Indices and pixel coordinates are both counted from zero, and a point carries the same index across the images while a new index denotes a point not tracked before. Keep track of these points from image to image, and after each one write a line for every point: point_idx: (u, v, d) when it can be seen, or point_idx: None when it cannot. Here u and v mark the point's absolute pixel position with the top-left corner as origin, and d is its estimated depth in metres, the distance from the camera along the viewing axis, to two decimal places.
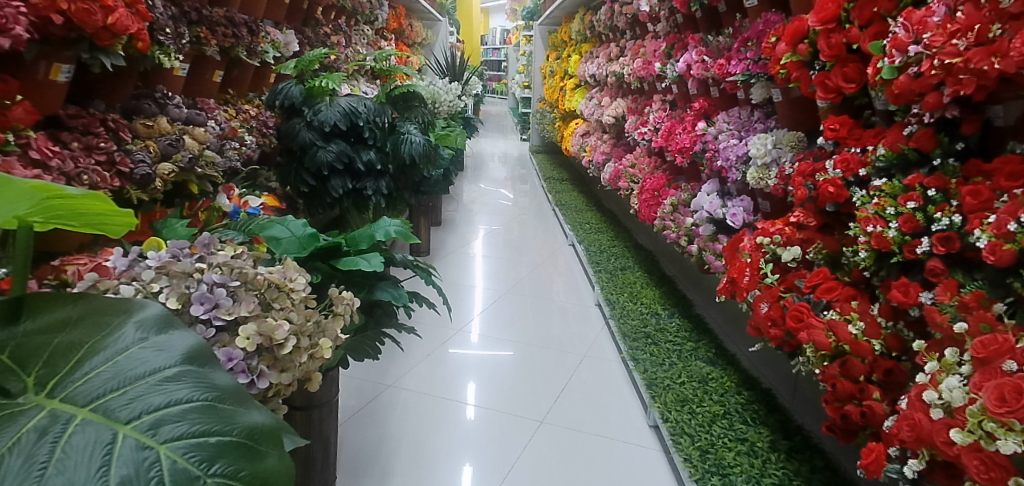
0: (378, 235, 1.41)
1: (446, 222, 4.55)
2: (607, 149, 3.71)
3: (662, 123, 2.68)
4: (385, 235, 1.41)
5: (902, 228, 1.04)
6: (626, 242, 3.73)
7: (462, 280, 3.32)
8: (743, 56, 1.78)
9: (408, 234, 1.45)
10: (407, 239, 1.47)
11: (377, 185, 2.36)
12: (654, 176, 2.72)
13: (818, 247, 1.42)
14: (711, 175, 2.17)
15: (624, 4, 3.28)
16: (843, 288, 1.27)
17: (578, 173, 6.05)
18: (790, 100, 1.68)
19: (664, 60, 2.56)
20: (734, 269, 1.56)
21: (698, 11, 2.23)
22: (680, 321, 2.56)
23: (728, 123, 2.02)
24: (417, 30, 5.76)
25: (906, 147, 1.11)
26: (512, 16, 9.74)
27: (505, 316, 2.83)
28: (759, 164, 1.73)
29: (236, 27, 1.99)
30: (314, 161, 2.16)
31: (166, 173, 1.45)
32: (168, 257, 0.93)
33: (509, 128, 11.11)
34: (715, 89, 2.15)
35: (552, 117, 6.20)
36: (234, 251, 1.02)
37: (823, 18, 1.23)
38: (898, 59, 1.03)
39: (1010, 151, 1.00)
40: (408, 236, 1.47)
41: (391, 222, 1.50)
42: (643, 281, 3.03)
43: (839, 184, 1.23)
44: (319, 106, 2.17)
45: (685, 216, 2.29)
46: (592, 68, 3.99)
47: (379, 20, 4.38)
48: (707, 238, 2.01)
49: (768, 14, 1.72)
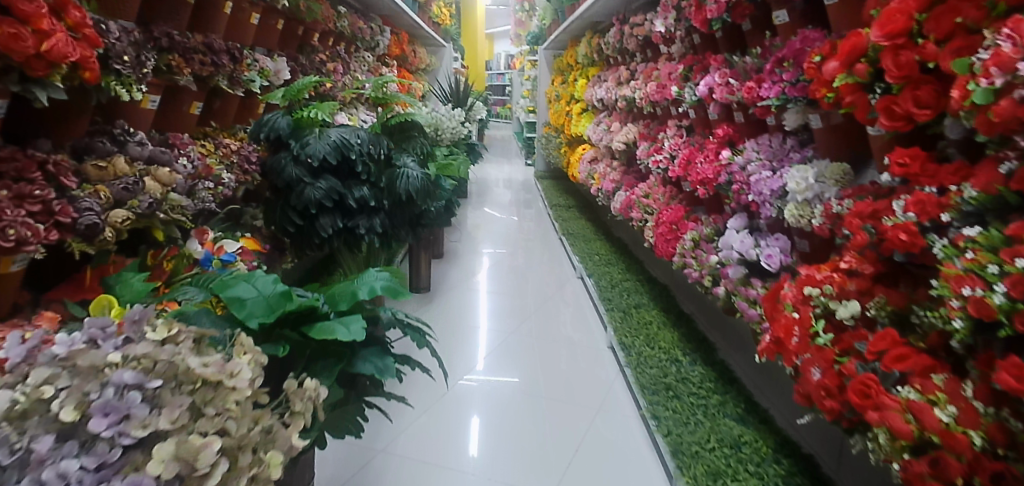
0: (359, 293, 1.21)
1: (449, 252, 4.33)
2: (617, 177, 3.51)
3: (678, 150, 2.48)
4: (368, 293, 1.22)
5: (1011, 293, 0.82)
6: (638, 275, 3.51)
7: (464, 319, 3.11)
8: (777, 77, 1.58)
9: (398, 290, 1.25)
10: (396, 295, 1.27)
11: (371, 223, 2.17)
12: (672, 208, 2.50)
13: (879, 302, 1.20)
14: (737, 209, 1.96)
15: (635, 25, 3.12)
16: (918, 357, 1.05)
17: (585, 199, 5.85)
18: (831, 127, 1.48)
19: (680, 83, 2.37)
20: (777, 328, 1.34)
21: (719, 30, 2.04)
22: (703, 368, 2.32)
23: (757, 152, 1.80)
24: (421, 56, 5.65)
25: (1004, 189, 0.90)
26: (518, 41, 9.67)
27: (511, 360, 2.60)
28: (799, 200, 1.51)
29: (217, 54, 1.81)
30: (301, 199, 1.97)
31: (118, 221, 1.25)
32: (82, 342, 0.80)
33: (513, 153, 10.98)
34: (740, 114, 1.95)
35: (558, 142, 6.03)
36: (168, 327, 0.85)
37: (890, 31, 1.03)
38: (999, 80, 0.83)
39: None
40: (396, 292, 1.26)
41: (381, 274, 1.31)
42: (659, 321, 2.80)
43: (912, 230, 1.02)
44: (307, 139, 1.99)
45: (709, 253, 2.07)
46: (601, 92, 3.82)
47: (381, 47, 4.23)
48: (737, 282, 1.78)
49: (806, 31, 1.52)
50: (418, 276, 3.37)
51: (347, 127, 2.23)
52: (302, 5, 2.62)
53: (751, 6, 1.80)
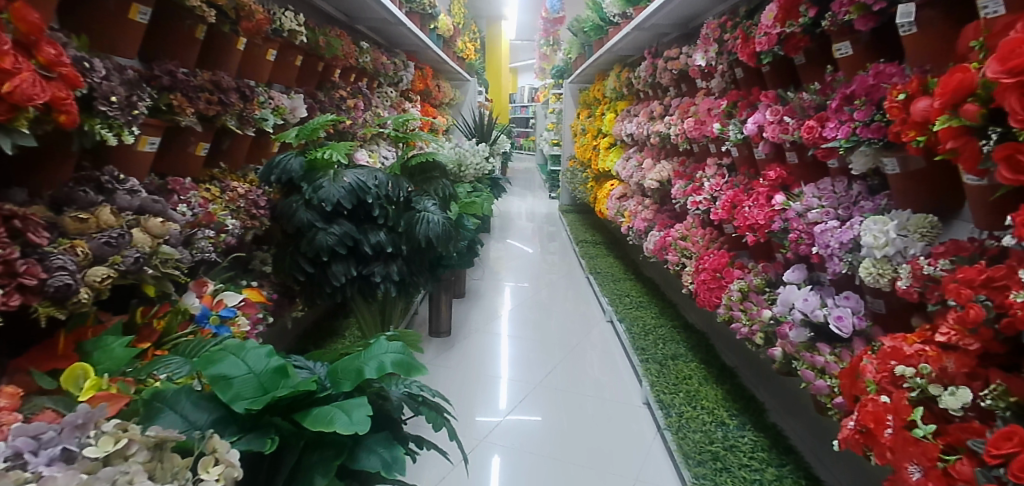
0: (367, 371, 1.07)
1: (469, 290, 4.14)
2: (649, 215, 3.30)
3: (721, 191, 2.27)
4: (377, 371, 1.08)
5: None
6: (673, 321, 3.28)
7: (487, 367, 2.88)
8: (845, 116, 1.38)
9: (412, 365, 1.09)
10: (409, 371, 1.10)
11: (386, 270, 2.00)
12: (714, 253, 2.27)
13: (995, 389, 0.98)
14: (793, 260, 1.74)
15: (669, 59, 2.96)
16: None
17: (612, 237, 5.65)
18: (911, 174, 1.27)
19: (723, 119, 2.18)
20: (864, 413, 1.09)
21: (768, 64, 1.86)
22: (754, 434, 2.07)
23: (818, 198, 1.59)
24: (444, 90, 5.57)
25: None
26: (541, 74, 9.64)
27: (537, 415, 2.37)
28: (876, 256, 1.28)
29: (226, 93, 1.68)
30: (312, 245, 1.81)
31: (97, 279, 1.09)
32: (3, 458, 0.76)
33: (535, 185, 10.85)
34: (794, 154, 1.74)
35: (583, 177, 5.86)
36: (115, 436, 0.82)
37: (1013, 67, 0.83)
38: None
39: None
40: (409, 368, 1.10)
41: (392, 345, 1.15)
42: (700, 374, 2.56)
43: None
44: (320, 182, 1.83)
45: (760, 306, 1.82)
46: (631, 127, 3.65)
47: (404, 82, 4.14)
48: (799, 346, 1.54)
49: (879, 64, 1.33)
50: (438, 319, 3.19)
51: (364, 167, 2.09)
52: (321, 41, 2.52)
53: (806, 37, 1.62)
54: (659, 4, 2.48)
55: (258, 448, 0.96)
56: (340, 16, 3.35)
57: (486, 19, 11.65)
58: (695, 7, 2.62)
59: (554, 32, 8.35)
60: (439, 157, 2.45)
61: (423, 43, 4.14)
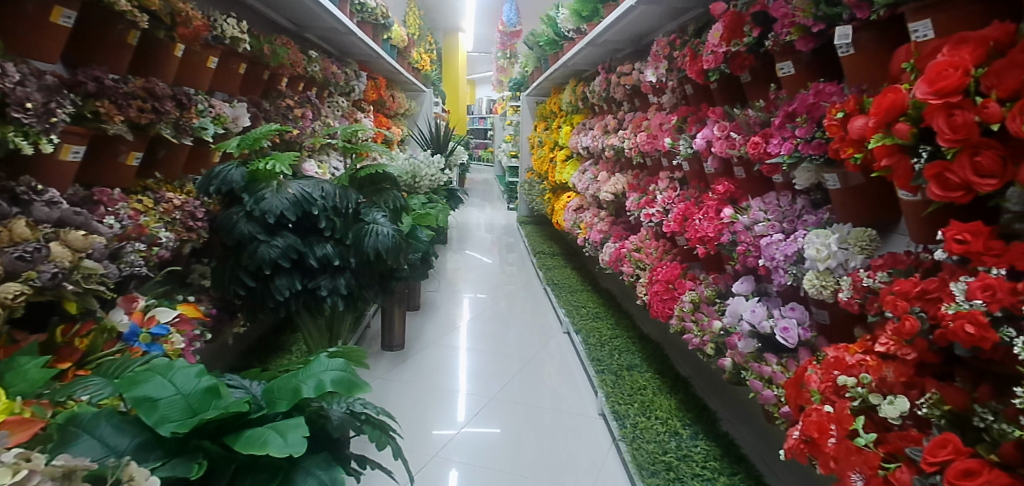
0: (306, 390, 1.03)
1: (425, 303, 4.08)
2: (605, 227, 3.33)
3: (673, 204, 2.30)
4: (315, 389, 1.04)
5: None
6: (628, 332, 3.30)
7: (441, 380, 2.82)
8: (788, 133, 1.41)
9: (354, 383, 1.06)
10: (351, 389, 1.06)
11: (334, 284, 1.94)
12: (667, 264, 2.30)
13: (932, 398, 1.01)
14: (742, 271, 1.77)
15: (622, 74, 3.01)
16: (991, 473, 0.84)
17: (569, 248, 5.68)
18: (850, 189, 1.32)
19: (673, 134, 2.22)
20: (808, 423, 1.10)
21: (715, 81, 1.90)
22: (706, 444, 2.08)
23: (764, 212, 1.63)
24: (399, 101, 5.52)
25: None
26: (499, 86, 9.68)
27: (493, 428, 2.34)
28: (819, 268, 1.32)
29: (160, 100, 1.61)
30: (254, 258, 1.75)
31: (8, 296, 1.01)
32: None
33: (495, 196, 10.85)
34: (741, 169, 1.79)
35: (540, 189, 5.89)
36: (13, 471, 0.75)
37: (941, 88, 0.86)
38: None
39: None
40: (351, 386, 1.06)
41: (334, 362, 1.11)
42: (655, 385, 2.58)
43: (981, 321, 0.85)
44: (262, 193, 1.77)
45: (711, 317, 1.84)
46: (586, 140, 3.69)
47: (356, 92, 4.07)
48: (747, 356, 1.57)
49: (819, 83, 1.37)
50: (391, 332, 3.13)
51: (309, 178, 2.03)
52: (267, 48, 2.45)
53: (750, 56, 1.66)
54: (610, 20, 2.52)
55: (183, 474, 0.90)
56: (288, 24, 3.28)
57: (442, 31, 11.65)
58: (645, 25, 2.67)
59: (511, 45, 8.42)
60: (389, 169, 2.41)
61: (376, 53, 4.09)
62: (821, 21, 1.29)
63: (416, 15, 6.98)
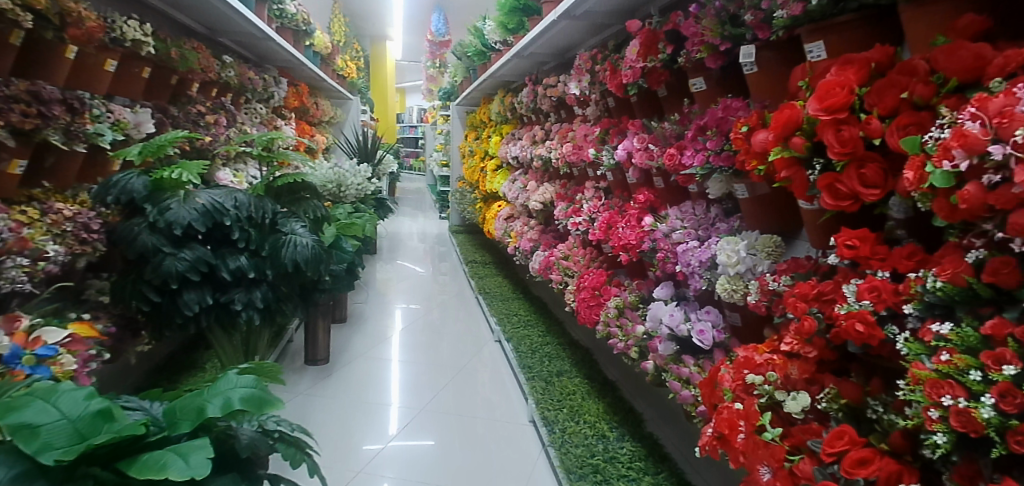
0: (211, 410, 0.99)
1: (352, 314, 3.97)
2: (534, 236, 3.36)
3: (598, 213, 2.36)
4: (222, 409, 1.00)
5: (1000, 406, 0.71)
6: (559, 338, 3.34)
7: (368, 393, 2.75)
8: (700, 145, 1.48)
9: (265, 400, 1.03)
10: (261, 407, 1.03)
11: (249, 297, 1.86)
12: (593, 272, 2.35)
13: (830, 393, 1.08)
14: (661, 277, 1.84)
15: (548, 86, 3.07)
16: (882, 460, 0.91)
17: (501, 257, 5.70)
18: (758, 198, 1.40)
19: (597, 145, 2.28)
20: (720, 421, 1.16)
21: (634, 95, 1.98)
22: (632, 445, 2.14)
23: (681, 220, 1.70)
24: (323, 109, 5.37)
25: (975, 282, 0.79)
26: (429, 95, 9.61)
27: (422, 440, 2.31)
28: (730, 273, 1.39)
29: (47, 105, 1.51)
30: (158, 272, 1.65)
31: None
32: None
33: (427, 205, 10.75)
34: (660, 179, 1.86)
35: (472, 198, 5.89)
36: None
37: (830, 105, 0.93)
38: (962, 164, 0.73)
39: None
40: (261, 403, 1.03)
41: (243, 378, 1.08)
42: (584, 390, 2.62)
43: (869, 320, 0.92)
44: (168, 203, 1.67)
45: (634, 322, 1.90)
46: (515, 150, 3.73)
47: (276, 99, 3.94)
48: (667, 358, 1.63)
49: (727, 99, 1.45)
50: (315, 346, 3.03)
51: (221, 187, 1.94)
52: (174, 52, 2.33)
53: (665, 72, 1.74)
54: (534, 34, 2.56)
55: None
56: (199, 28, 3.13)
57: (370, 39, 11.50)
58: (568, 39, 2.74)
59: (441, 55, 8.41)
60: (308, 178, 2.34)
61: (297, 60, 3.97)
62: (727, 41, 1.37)
63: (341, 22, 6.85)
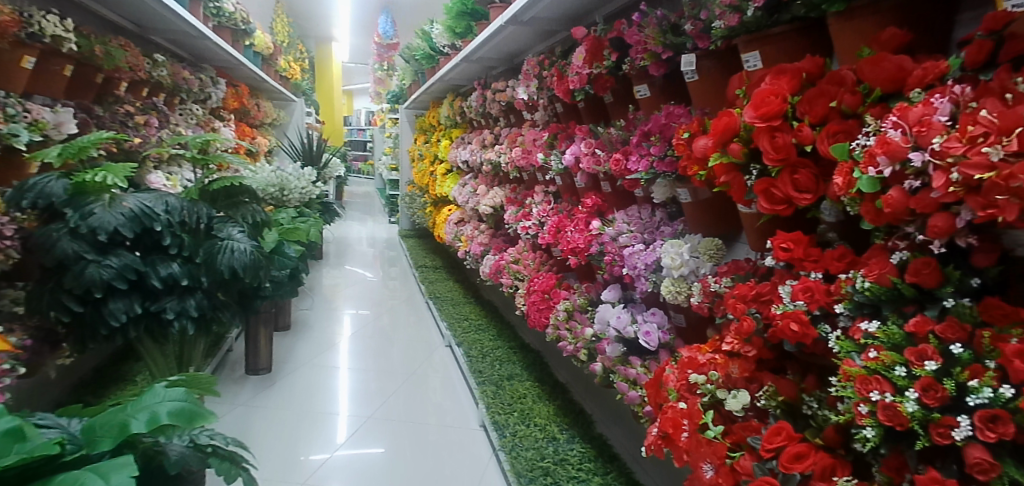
0: (134, 426, 1.00)
1: (297, 321, 3.86)
2: (485, 239, 3.36)
3: (547, 217, 2.37)
4: (146, 424, 1.01)
5: (923, 400, 0.75)
6: (510, 342, 3.34)
7: (314, 402, 2.67)
8: (645, 151, 1.51)
9: (196, 413, 1.06)
10: (189, 420, 1.05)
11: (182, 305, 1.78)
12: (543, 275, 2.36)
13: (769, 391, 1.12)
14: (609, 279, 1.87)
15: (497, 91, 3.07)
16: (817, 455, 0.94)
17: (452, 261, 5.66)
18: (700, 202, 1.44)
19: (545, 150, 2.29)
20: (665, 420, 1.18)
21: (581, 100, 2.01)
22: (581, 446, 2.16)
23: (627, 224, 1.73)
24: (265, 110, 5.21)
25: (899, 282, 0.84)
26: (378, 98, 9.46)
27: (369, 448, 2.26)
28: (674, 275, 1.42)
29: None
30: (80, 281, 1.55)
31: None
32: None
33: (376, 210, 10.56)
34: (607, 184, 1.89)
35: (421, 202, 5.82)
36: None
37: (765, 113, 0.96)
38: (886, 170, 0.77)
39: None
40: (189, 417, 1.05)
41: (172, 392, 1.10)
42: (534, 393, 2.63)
43: (803, 319, 0.95)
44: (91, 207, 1.58)
45: (583, 324, 1.91)
46: (465, 154, 3.72)
47: (214, 99, 3.80)
48: (615, 360, 1.65)
49: (669, 105, 1.48)
50: (256, 355, 2.92)
51: (151, 190, 1.85)
52: (99, 49, 2.22)
53: (611, 78, 1.77)
54: (481, 38, 2.55)
55: None
56: (128, 24, 2.99)
57: (315, 40, 11.25)
58: (516, 44, 2.74)
59: (389, 58, 8.31)
60: (247, 182, 2.26)
61: (236, 60, 3.84)
62: (669, 49, 1.41)
63: (284, 23, 6.68)
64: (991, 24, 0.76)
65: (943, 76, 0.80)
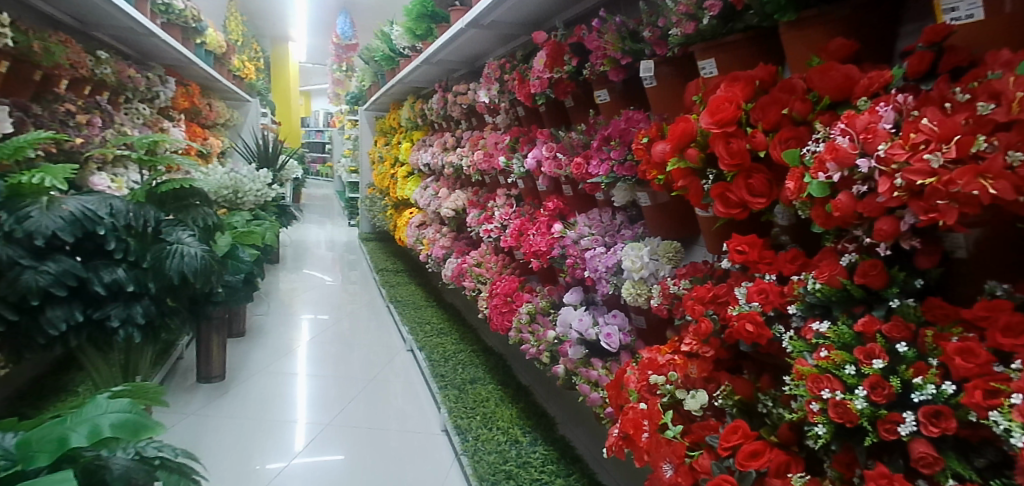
0: (74, 440, 0.96)
1: (252, 327, 3.74)
2: (447, 243, 3.33)
3: (509, 220, 2.37)
4: (87, 437, 0.98)
5: (872, 397, 0.78)
6: (472, 345, 3.32)
7: (270, 410, 2.59)
8: (605, 155, 1.53)
9: (140, 425, 1.03)
10: (134, 432, 1.02)
11: (128, 312, 1.71)
12: (505, 278, 2.36)
13: (726, 390, 1.14)
14: (571, 282, 1.88)
15: (458, 93, 3.05)
16: (772, 452, 0.97)
17: (413, 264, 5.60)
18: (659, 206, 1.46)
19: (507, 153, 2.30)
20: (626, 421, 1.19)
21: (543, 104, 2.02)
22: (544, 449, 2.16)
23: (589, 227, 1.74)
24: (218, 110, 5.06)
25: (849, 283, 0.87)
26: (336, 99, 9.31)
27: (328, 455, 2.21)
28: (634, 278, 1.44)
29: None
30: (14, 288, 1.46)
31: None
32: None
33: (335, 213, 10.37)
34: (569, 187, 1.90)
35: (382, 205, 5.75)
36: None
37: (720, 119, 0.98)
38: (836, 175, 0.80)
39: (988, 293, 0.78)
40: (134, 430, 1.02)
41: (115, 403, 1.06)
42: (497, 396, 2.62)
43: (758, 320, 0.98)
44: (27, 210, 1.49)
45: (546, 327, 1.92)
46: (426, 157, 3.69)
47: (163, 99, 3.67)
48: (577, 362, 1.66)
49: (629, 111, 1.50)
50: (209, 363, 2.82)
51: (94, 192, 1.77)
52: (37, 45, 2.11)
53: (572, 83, 1.79)
54: (442, 41, 2.54)
55: None
56: (69, 20, 2.86)
57: (270, 40, 10.99)
58: (477, 48, 2.74)
59: (348, 58, 8.19)
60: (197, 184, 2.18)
61: (187, 58, 3.72)
62: (627, 55, 1.43)
63: (238, 21, 6.50)
64: (931, 37, 0.80)
65: (887, 85, 0.83)
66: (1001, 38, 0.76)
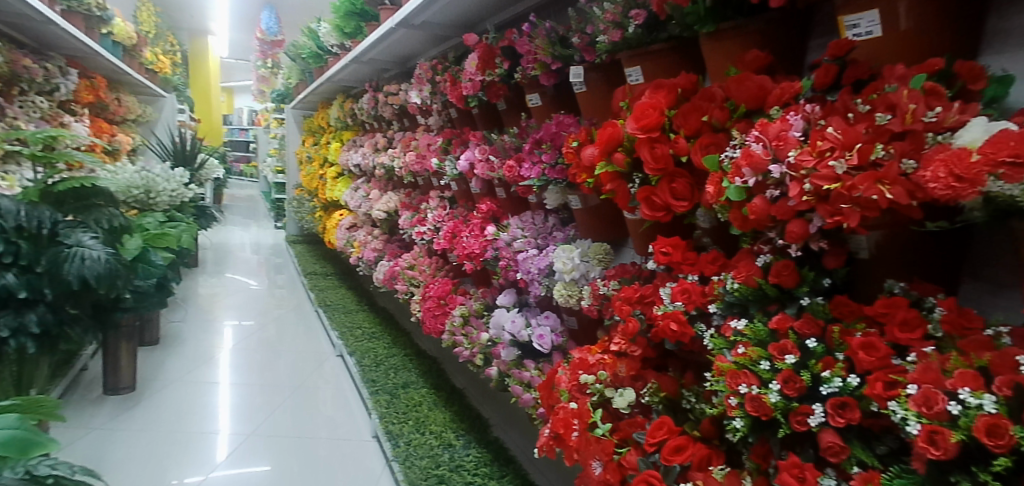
0: None
1: (167, 335, 3.53)
2: (378, 245, 3.27)
3: (442, 222, 2.35)
4: None
5: (785, 391, 0.82)
6: (405, 349, 3.26)
7: (187, 422, 2.44)
8: (536, 158, 1.54)
9: (28, 443, 1.08)
10: (20, 451, 1.07)
11: (19, 321, 1.70)
12: (438, 281, 2.34)
13: (653, 388, 1.18)
14: (504, 284, 1.88)
15: (389, 93, 3.00)
16: (695, 446, 1.00)
17: (344, 267, 5.45)
18: (590, 209, 1.49)
19: (439, 155, 2.28)
20: (557, 421, 1.21)
21: (475, 107, 2.01)
22: (478, 451, 2.15)
23: (521, 229, 1.75)
24: (128, 105, 4.77)
25: (764, 282, 0.92)
26: (262, 97, 8.94)
27: (251, 467, 2.11)
28: (565, 279, 1.46)
29: None
30: None
31: None
32: None
33: (260, 214, 9.94)
34: (502, 190, 1.91)
35: (311, 207, 5.56)
36: None
37: (645, 125, 1.01)
38: (751, 180, 0.84)
39: (888, 291, 0.84)
40: (20, 448, 1.07)
41: (3, 421, 1.11)
42: (431, 400, 2.58)
43: (681, 319, 1.01)
44: None
45: (479, 329, 1.91)
46: (356, 157, 3.60)
47: (63, 92, 3.41)
48: (510, 364, 1.67)
49: (560, 115, 1.52)
50: (117, 374, 2.63)
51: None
52: None
53: (504, 86, 1.79)
54: (371, 40, 2.49)
55: None
56: None
57: (188, 32, 10.42)
58: (408, 48, 2.71)
59: (273, 55, 7.89)
60: (103, 184, 2.06)
61: (91, 50, 3.47)
62: (557, 60, 1.45)
63: (151, 12, 6.13)
64: (835, 51, 0.86)
65: (797, 95, 0.88)
66: (896, 54, 0.82)
